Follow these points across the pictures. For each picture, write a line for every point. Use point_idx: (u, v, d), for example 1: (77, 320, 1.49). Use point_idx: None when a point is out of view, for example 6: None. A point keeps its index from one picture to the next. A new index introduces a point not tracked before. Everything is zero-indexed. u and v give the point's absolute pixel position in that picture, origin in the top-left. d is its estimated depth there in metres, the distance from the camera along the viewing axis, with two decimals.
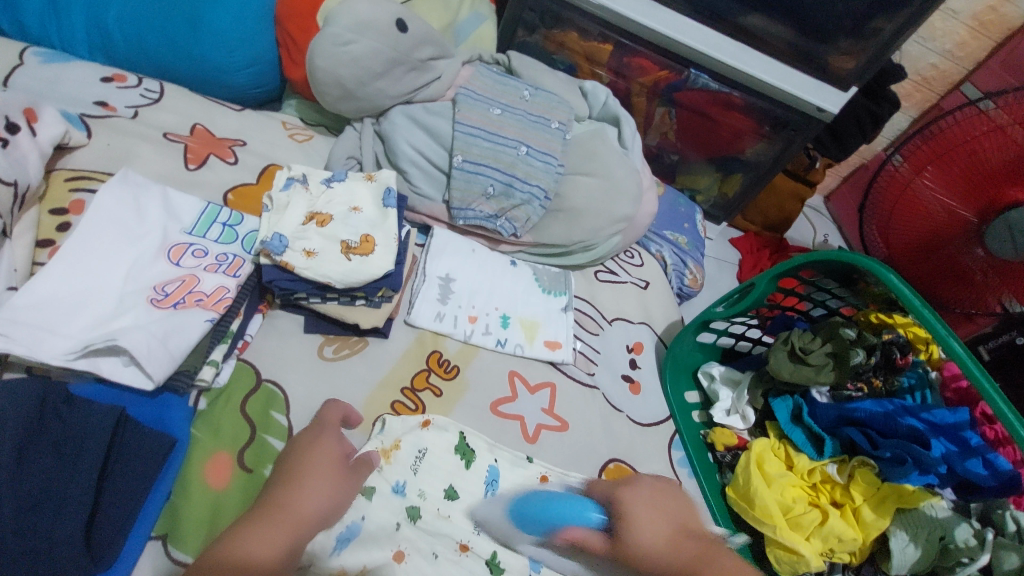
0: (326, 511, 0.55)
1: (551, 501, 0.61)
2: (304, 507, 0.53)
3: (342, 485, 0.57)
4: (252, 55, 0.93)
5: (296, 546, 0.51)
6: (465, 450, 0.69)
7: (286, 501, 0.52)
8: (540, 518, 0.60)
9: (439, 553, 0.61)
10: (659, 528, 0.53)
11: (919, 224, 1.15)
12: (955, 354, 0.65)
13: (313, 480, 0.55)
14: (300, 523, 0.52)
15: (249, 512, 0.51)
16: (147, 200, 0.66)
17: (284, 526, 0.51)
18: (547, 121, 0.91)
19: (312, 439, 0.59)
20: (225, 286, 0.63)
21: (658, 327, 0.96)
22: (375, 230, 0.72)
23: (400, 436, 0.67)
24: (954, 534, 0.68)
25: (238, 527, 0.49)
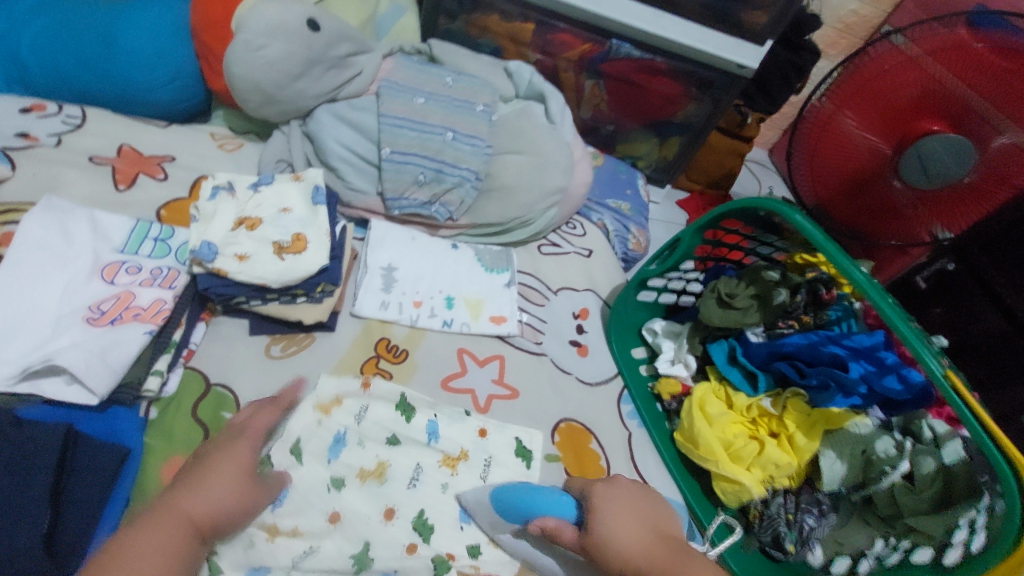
0: (217, 512, 0.50)
1: (527, 492, 0.60)
2: (199, 503, 0.49)
3: (237, 490, 0.52)
4: (171, 70, 0.94)
5: (179, 548, 0.46)
6: (406, 408, 0.73)
7: (173, 501, 0.49)
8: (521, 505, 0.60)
9: (370, 515, 0.65)
10: (632, 528, 0.52)
11: (862, 156, 1.04)
12: (856, 281, 0.69)
13: (207, 482, 0.51)
14: (184, 523, 0.48)
15: (143, 513, 0.47)
16: (74, 223, 0.67)
17: (167, 525, 0.47)
18: (471, 105, 0.94)
19: (214, 447, 0.55)
20: (162, 298, 0.65)
21: (603, 292, 1.00)
22: (306, 228, 0.74)
23: (339, 395, 0.71)
24: (875, 446, 0.74)
25: (130, 530, 0.46)
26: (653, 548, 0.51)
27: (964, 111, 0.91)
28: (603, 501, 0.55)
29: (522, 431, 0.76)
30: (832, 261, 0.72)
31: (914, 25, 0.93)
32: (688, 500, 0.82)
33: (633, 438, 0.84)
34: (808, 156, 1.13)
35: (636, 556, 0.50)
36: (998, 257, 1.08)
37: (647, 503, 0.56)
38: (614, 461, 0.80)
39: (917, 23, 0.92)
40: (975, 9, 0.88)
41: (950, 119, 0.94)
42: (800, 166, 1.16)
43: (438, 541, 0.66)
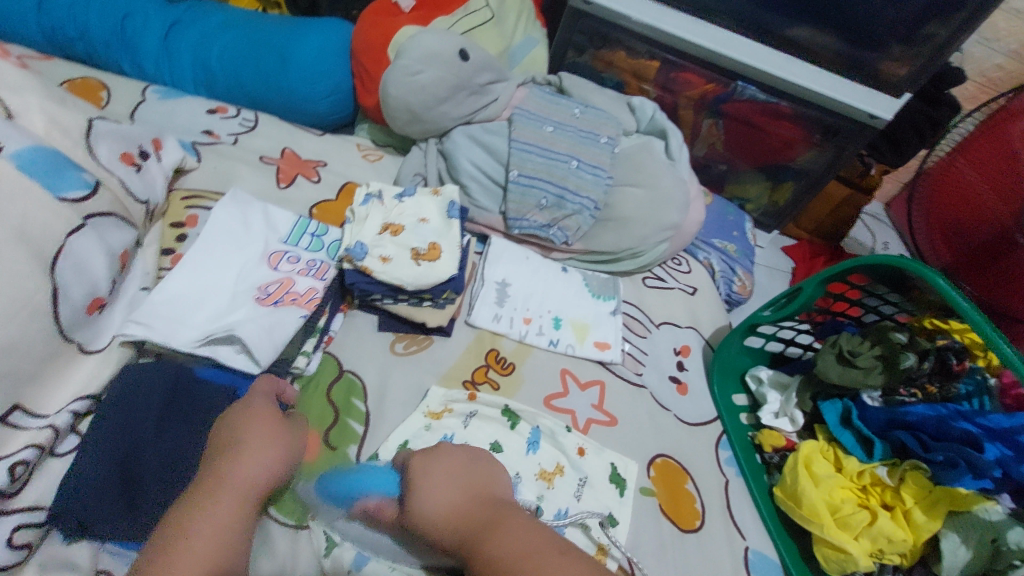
0: (267, 485, 0.54)
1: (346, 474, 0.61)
2: (244, 480, 0.52)
3: (272, 460, 0.55)
4: (331, 86, 1.07)
5: (243, 514, 0.51)
6: (513, 418, 0.76)
7: (223, 472, 0.52)
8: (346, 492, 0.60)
9: None
10: (446, 493, 0.54)
11: (975, 219, 1.15)
12: (1007, 359, 0.64)
13: (248, 448, 0.55)
14: (241, 491, 0.51)
15: (194, 489, 0.51)
16: (253, 213, 0.77)
17: (224, 500, 0.50)
18: (596, 136, 0.97)
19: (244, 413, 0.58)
20: (315, 288, 0.73)
21: (705, 331, 1.00)
22: (441, 239, 0.80)
23: (445, 405, 0.74)
24: (1006, 536, 0.67)
25: (186, 510, 0.49)
26: (464, 518, 0.52)
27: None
28: (421, 471, 0.57)
29: (618, 459, 0.77)
30: (982, 338, 0.67)
31: None
32: (785, 561, 0.78)
33: (730, 486, 0.82)
34: (932, 212, 1.25)
35: (445, 519, 0.52)
36: None
37: (474, 472, 0.58)
38: (708, 506, 0.78)
39: None
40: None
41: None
42: (922, 232, 1.29)
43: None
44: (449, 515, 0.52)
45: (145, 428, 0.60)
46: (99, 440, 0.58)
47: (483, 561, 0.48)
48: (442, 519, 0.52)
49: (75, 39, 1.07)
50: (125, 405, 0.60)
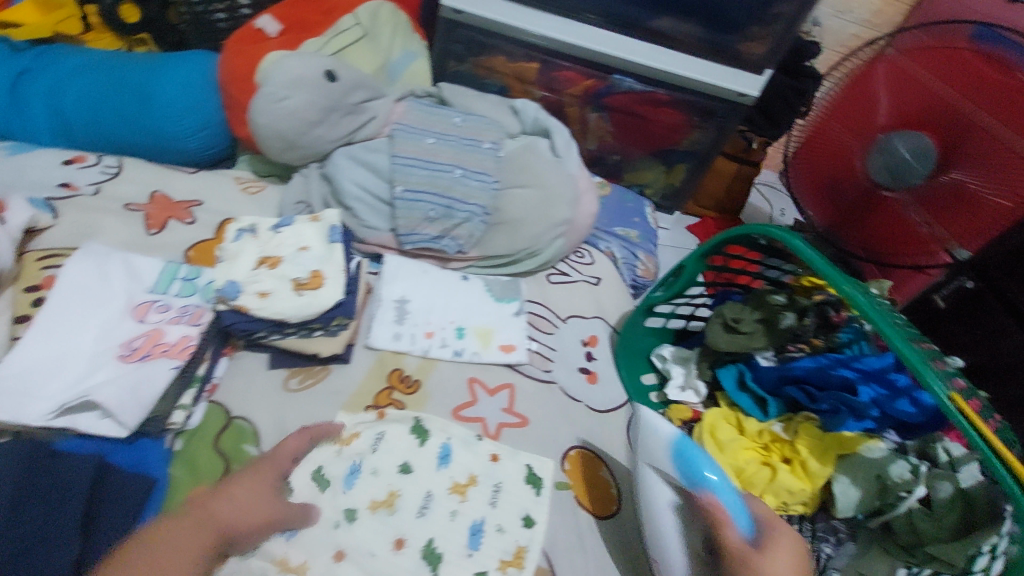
0: (241, 526, 0.53)
1: (697, 456, 0.69)
2: (221, 513, 0.51)
3: (254, 506, 0.54)
4: (201, 120, 1.02)
5: (202, 548, 0.48)
6: (421, 432, 0.75)
7: (206, 501, 0.52)
8: (689, 474, 0.68)
9: (377, 551, 0.66)
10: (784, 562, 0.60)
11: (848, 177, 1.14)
12: (858, 304, 0.70)
13: (233, 489, 0.54)
14: (216, 527, 0.50)
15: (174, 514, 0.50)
16: (111, 266, 0.72)
17: (201, 529, 0.49)
18: (478, 142, 0.98)
19: (249, 472, 0.58)
20: (188, 335, 0.69)
21: (612, 318, 1.02)
22: (323, 265, 0.77)
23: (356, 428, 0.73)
24: (890, 471, 0.72)
25: (162, 524, 0.49)
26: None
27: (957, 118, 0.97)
28: (779, 539, 0.63)
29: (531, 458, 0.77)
30: (830, 282, 0.73)
31: (906, 37, 1.07)
32: None
33: None
34: (808, 171, 1.22)
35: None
36: (1018, 271, 1.06)
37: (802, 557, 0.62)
38: (625, 489, 0.80)
39: (908, 35, 1.07)
40: (974, 26, 0.98)
41: (944, 129, 0.99)
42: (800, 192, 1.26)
43: (447, 569, 0.66)
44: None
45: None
46: None
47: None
48: None
49: None
50: None
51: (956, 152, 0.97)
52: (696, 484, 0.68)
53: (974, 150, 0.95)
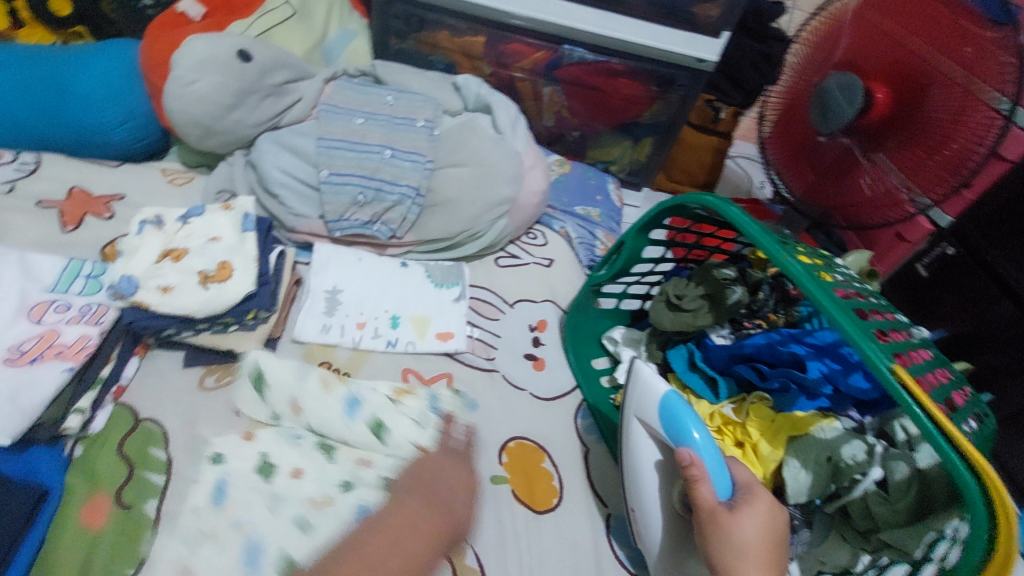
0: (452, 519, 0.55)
1: (685, 410, 0.61)
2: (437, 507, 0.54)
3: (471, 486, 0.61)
4: (124, 111, 0.97)
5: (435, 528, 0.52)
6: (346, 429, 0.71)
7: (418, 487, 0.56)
8: (670, 431, 0.61)
9: None
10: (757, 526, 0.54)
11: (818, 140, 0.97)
12: (794, 273, 0.62)
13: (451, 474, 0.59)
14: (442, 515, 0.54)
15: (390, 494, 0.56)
16: (3, 266, 0.68)
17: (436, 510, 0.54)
18: (411, 121, 0.92)
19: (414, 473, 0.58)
20: (87, 335, 0.65)
21: (563, 301, 0.97)
22: (233, 256, 0.73)
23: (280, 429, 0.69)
24: (842, 452, 0.67)
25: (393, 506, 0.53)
26: (772, 565, 0.53)
27: (923, 77, 0.81)
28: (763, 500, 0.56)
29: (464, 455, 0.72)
30: (766, 253, 0.65)
31: None
32: None
33: (590, 455, 0.79)
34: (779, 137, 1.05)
35: (739, 549, 0.53)
36: (997, 234, 1.00)
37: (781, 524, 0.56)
38: (569, 479, 0.75)
39: None
40: None
41: (912, 80, 0.82)
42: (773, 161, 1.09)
43: None
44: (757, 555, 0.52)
45: None
46: None
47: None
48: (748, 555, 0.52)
49: None
50: None
51: (921, 110, 0.82)
52: (676, 444, 0.61)
53: (941, 106, 0.80)
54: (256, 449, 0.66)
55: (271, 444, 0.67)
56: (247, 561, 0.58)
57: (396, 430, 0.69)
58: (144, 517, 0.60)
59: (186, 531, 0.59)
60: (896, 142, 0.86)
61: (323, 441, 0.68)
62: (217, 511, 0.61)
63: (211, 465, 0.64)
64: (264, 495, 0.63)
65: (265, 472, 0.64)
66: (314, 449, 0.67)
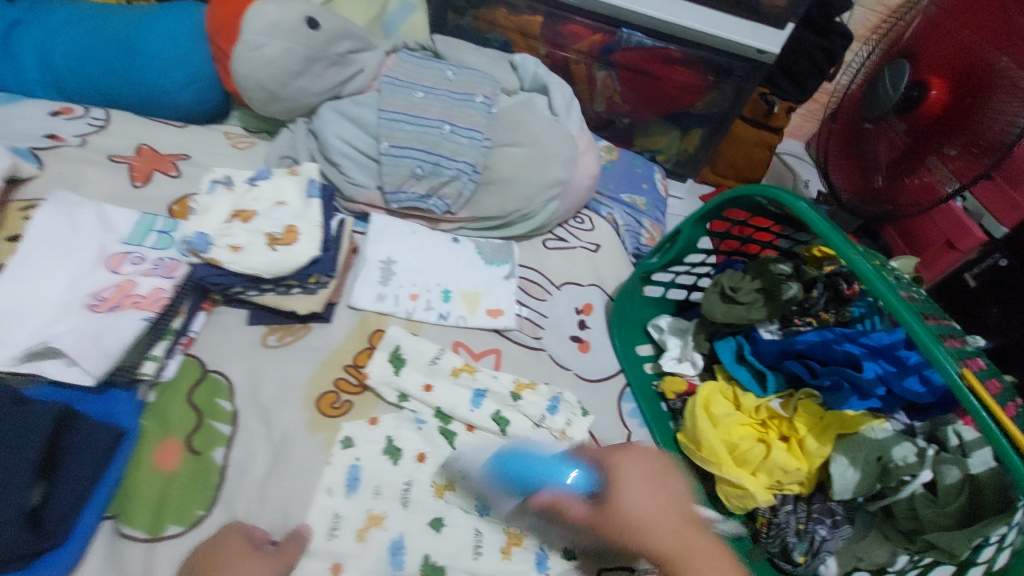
0: None
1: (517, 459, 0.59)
2: None
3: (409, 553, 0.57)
4: (190, 73, 0.99)
5: None
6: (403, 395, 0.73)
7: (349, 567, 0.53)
8: (519, 478, 0.58)
9: (351, 517, 0.64)
10: (645, 500, 0.48)
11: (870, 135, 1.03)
12: (861, 270, 0.62)
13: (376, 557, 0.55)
14: None
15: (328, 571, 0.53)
16: (82, 215, 0.70)
17: None
18: (470, 97, 0.93)
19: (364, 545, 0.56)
20: (160, 287, 0.68)
21: (609, 287, 0.98)
22: (298, 220, 0.75)
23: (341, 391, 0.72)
24: (892, 453, 0.68)
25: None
26: (692, 546, 0.45)
27: (988, 76, 0.84)
28: (617, 468, 0.50)
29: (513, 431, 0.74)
30: (833, 249, 0.66)
31: None
32: None
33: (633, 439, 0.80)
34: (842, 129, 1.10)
35: (650, 530, 0.46)
36: None
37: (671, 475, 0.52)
38: None
39: None
40: None
41: (967, 80, 0.86)
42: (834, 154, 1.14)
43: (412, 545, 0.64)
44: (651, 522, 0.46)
45: None
46: None
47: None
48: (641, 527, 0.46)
49: None
50: None
51: (971, 109, 0.86)
52: (531, 488, 0.56)
53: (989, 105, 0.83)
54: (382, 433, 0.70)
55: (395, 427, 0.71)
56: (388, 549, 0.63)
57: (509, 424, 0.74)
58: (213, 463, 0.63)
59: (330, 513, 0.63)
60: (949, 138, 0.89)
61: (445, 425, 0.73)
62: (359, 496, 0.65)
63: (342, 448, 0.68)
64: (392, 480, 0.67)
65: (392, 454, 0.69)
66: (404, 416, 0.72)
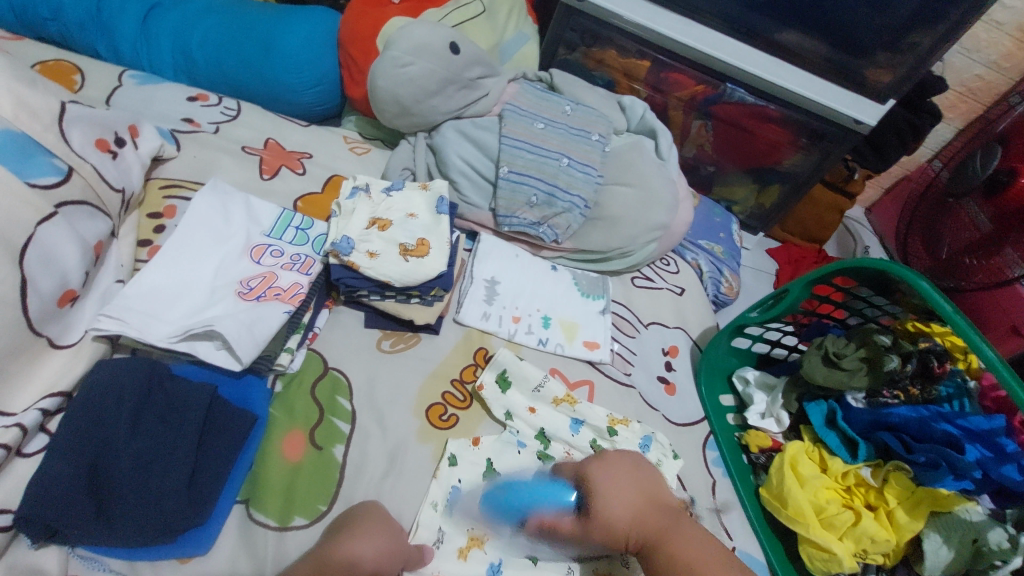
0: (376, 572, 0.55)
1: (511, 493, 0.64)
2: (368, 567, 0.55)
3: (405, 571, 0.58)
4: (317, 76, 1.03)
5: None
6: (506, 416, 0.75)
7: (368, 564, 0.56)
8: (508, 508, 0.63)
9: (456, 534, 0.66)
10: (626, 499, 0.61)
11: (960, 220, 1.22)
12: (989, 360, 0.66)
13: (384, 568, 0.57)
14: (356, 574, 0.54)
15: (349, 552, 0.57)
16: (233, 205, 0.75)
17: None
18: (587, 134, 0.96)
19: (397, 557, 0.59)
20: (299, 282, 0.71)
21: (693, 331, 1.00)
22: (430, 234, 0.78)
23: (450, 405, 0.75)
24: (986, 536, 0.68)
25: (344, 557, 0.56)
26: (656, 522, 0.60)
27: None
28: (598, 475, 0.63)
29: None
30: (959, 335, 0.69)
31: None
32: (770, 561, 0.79)
33: (717, 486, 0.83)
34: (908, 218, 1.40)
35: (629, 524, 0.60)
36: None
37: (647, 480, 0.65)
38: (697, 505, 0.79)
39: None
40: None
41: None
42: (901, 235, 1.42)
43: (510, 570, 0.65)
44: (632, 520, 0.60)
45: (122, 423, 0.55)
46: (65, 443, 0.52)
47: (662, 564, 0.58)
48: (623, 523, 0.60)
49: (48, 20, 1.02)
50: (102, 396, 0.55)
51: None
52: (521, 513, 0.62)
53: None
54: (483, 455, 0.71)
55: (499, 445, 0.73)
56: (487, 571, 0.65)
57: None
58: (334, 460, 0.66)
59: (436, 525, 0.66)
60: None
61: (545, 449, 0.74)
62: (461, 517, 0.67)
63: (449, 466, 0.69)
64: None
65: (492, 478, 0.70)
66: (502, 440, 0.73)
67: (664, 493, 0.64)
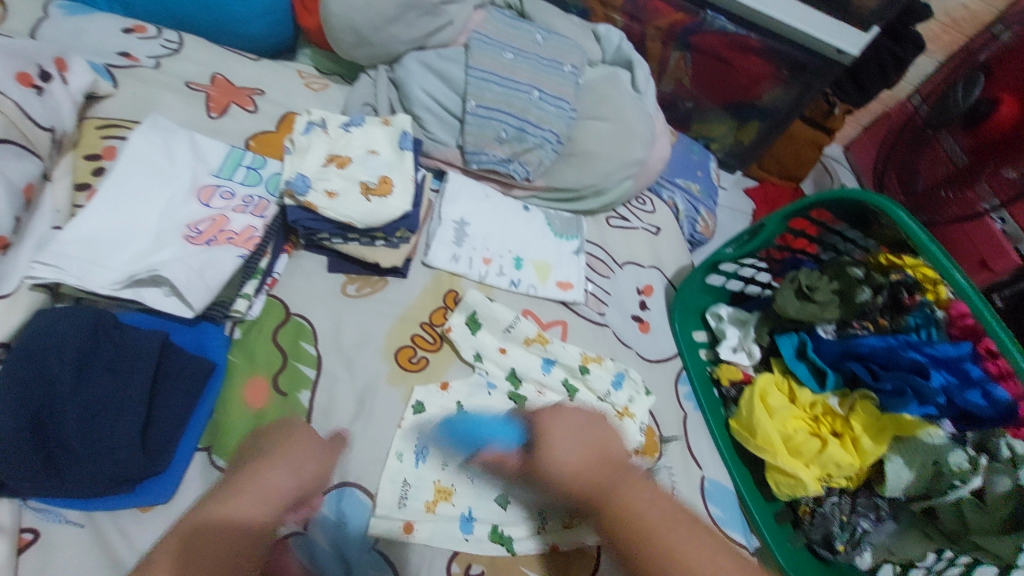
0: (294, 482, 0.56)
1: (472, 422, 0.68)
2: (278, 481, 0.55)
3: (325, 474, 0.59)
4: (266, 4, 0.95)
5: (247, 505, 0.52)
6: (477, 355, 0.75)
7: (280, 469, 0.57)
8: (466, 438, 0.67)
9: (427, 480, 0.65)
10: (573, 451, 0.57)
11: (937, 153, 1.23)
12: (959, 286, 0.66)
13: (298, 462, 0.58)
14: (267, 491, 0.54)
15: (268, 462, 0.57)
16: (177, 143, 0.69)
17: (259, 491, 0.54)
18: (559, 65, 0.91)
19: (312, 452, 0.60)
20: (253, 226, 0.67)
21: (669, 271, 0.99)
22: (392, 172, 0.74)
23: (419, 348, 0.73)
24: (948, 458, 0.69)
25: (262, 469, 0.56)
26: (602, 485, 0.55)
27: None
28: (550, 422, 0.61)
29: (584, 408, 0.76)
30: (933, 264, 0.68)
31: None
32: (739, 490, 0.80)
33: (689, 421, 0.84)
34: (884, 155, 1.39)
35: (575, 479, 0.55)
36: None
37: (598, 430, 0.60)
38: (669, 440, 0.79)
39: None
40: None
41: None
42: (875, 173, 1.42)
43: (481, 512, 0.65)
44: (580, 473, 0.55)
45: (63, 373, 0.51)
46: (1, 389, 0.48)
47: (606, 521, 0.53)
48: (571, 477, 0.55)
49: None
50: (41, 343, 0.52)
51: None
52: (477, 444, 0.66)
53: None
54: (453, 398, 0.71)
55: (468, 386, 0.73)
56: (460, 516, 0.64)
57: (578, 392, 0.76)
58: (299, 406, 0.65)
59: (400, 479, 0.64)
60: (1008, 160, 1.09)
61: (516, 389, 0.74)
62: (429, 465, 0.66)
63: (414, 414, 0.68)
64: None
65: (460, 422, 0.70)
66: (476, 381, 0.73)
67: (615, 442, 0.59)
